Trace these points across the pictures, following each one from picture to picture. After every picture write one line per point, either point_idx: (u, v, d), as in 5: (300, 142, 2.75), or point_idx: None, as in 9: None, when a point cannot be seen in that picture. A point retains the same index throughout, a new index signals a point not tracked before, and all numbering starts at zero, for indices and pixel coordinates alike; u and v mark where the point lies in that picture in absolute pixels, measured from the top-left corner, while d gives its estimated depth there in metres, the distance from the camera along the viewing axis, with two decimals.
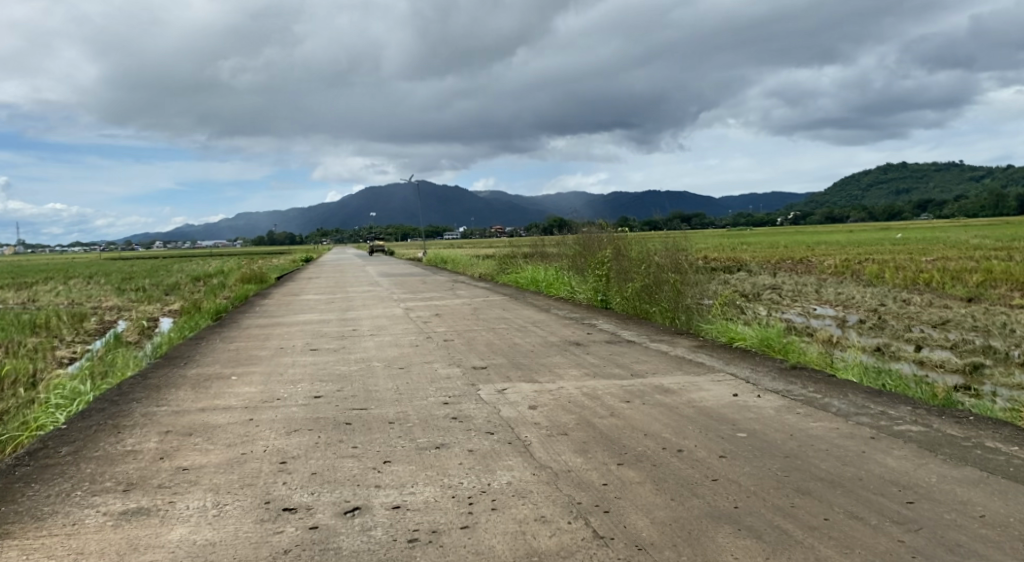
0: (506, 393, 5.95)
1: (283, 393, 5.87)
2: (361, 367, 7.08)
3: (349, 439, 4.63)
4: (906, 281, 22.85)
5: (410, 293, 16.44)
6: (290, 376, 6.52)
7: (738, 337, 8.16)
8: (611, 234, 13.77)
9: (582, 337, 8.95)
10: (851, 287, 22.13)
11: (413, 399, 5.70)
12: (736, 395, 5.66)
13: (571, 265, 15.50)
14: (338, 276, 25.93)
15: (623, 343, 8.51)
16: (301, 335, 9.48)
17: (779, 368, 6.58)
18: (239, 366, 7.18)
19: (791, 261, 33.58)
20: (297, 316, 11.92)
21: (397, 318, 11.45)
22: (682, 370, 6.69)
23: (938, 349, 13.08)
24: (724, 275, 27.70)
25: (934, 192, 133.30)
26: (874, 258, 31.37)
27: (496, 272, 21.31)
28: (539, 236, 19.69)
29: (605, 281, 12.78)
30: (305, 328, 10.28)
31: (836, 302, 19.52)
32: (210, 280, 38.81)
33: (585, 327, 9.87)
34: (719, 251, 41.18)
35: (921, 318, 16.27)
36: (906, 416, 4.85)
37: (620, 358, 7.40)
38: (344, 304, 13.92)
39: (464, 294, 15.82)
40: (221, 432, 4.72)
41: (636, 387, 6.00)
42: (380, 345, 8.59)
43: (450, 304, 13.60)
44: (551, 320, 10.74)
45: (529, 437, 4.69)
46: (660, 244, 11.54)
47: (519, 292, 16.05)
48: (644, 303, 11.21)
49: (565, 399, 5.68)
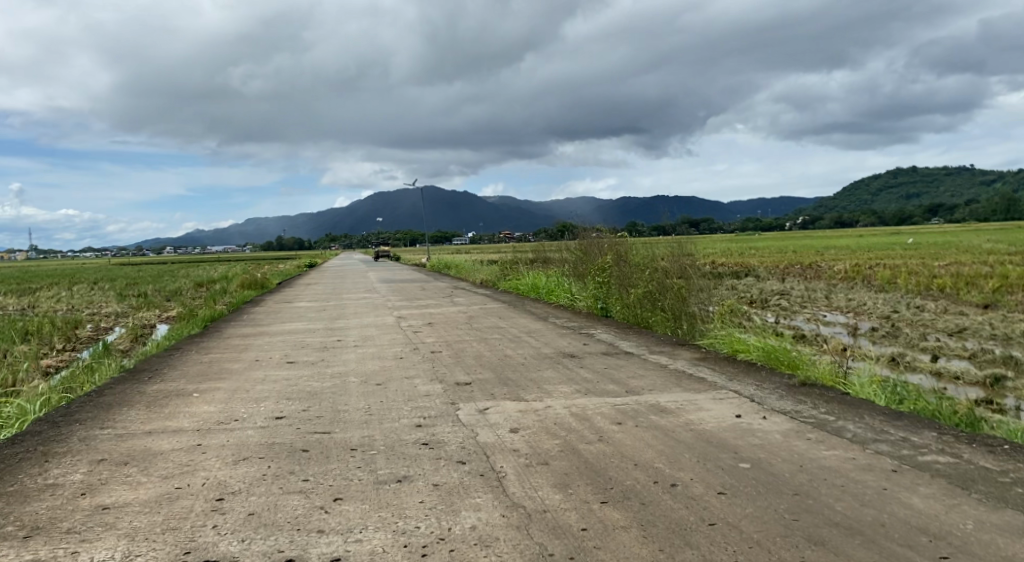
0: (487, 413, 5.42)
1: (243, 414, 5.37)
2: (335, 383, 6.58)
3: (301, 470, 4.12)
4: (919, 287, 22.16)
5: (406, 300, 15.95)
6: (255, 394, 6.01)
7: (743, 349, 7.61)
8: (614, 238, 13.24)
9: (577, 348, 8.43)
10: (863, 293, 21.49)
11: (382, 420, 5.19)
12: (739, 417, 5.11)
13: (572, 271, 14.97)
14: (338, 282, 25.51)
15: (620, 355, 7.96)
16: (282, 347, 8.99)
17: (787, 385, 6.03)
18: (206, 381, 6.68)
19: (801, 266, 32.90)
20: (284, 326, 11.44)
21: (387, 327, 10.96)
22: (681, 387, 6.15)
23: (956, 359, 12.47)
24: (732, 280, 27.08)
25: (945, 196, 132.04)
26: (886, 263, 30.68)
27: (497, 278, 20.81)
28: (541, 242, 19.18)
29: (606, 288, 12.23)
30: (288, 338, 9.79)
31: (847, 309, 18.92)
32: (213, 285, 38.51)
33: (582, 337, 9.34)
34: (726, 256, 40.53)
35: (937, 326, 15.65)
36: (931, 444, 4.29)
37: (615, 372, 6.87)
38: (335, 312, 13.44)
39: (461, 301, 15.31)
40: (160, 461, 4.22)
41: (630, 407, 5.46)
42: (362, 358, 8.08)
43: (445, 312, 13.09)
44: (547, 330, 10.21)
45: (505, 468, 4.16)
46: (663, 249, 10.99)
47: (519, 299, 15.53)
48: (645, 312, 10.66)
49: (551, 421, 5.14)
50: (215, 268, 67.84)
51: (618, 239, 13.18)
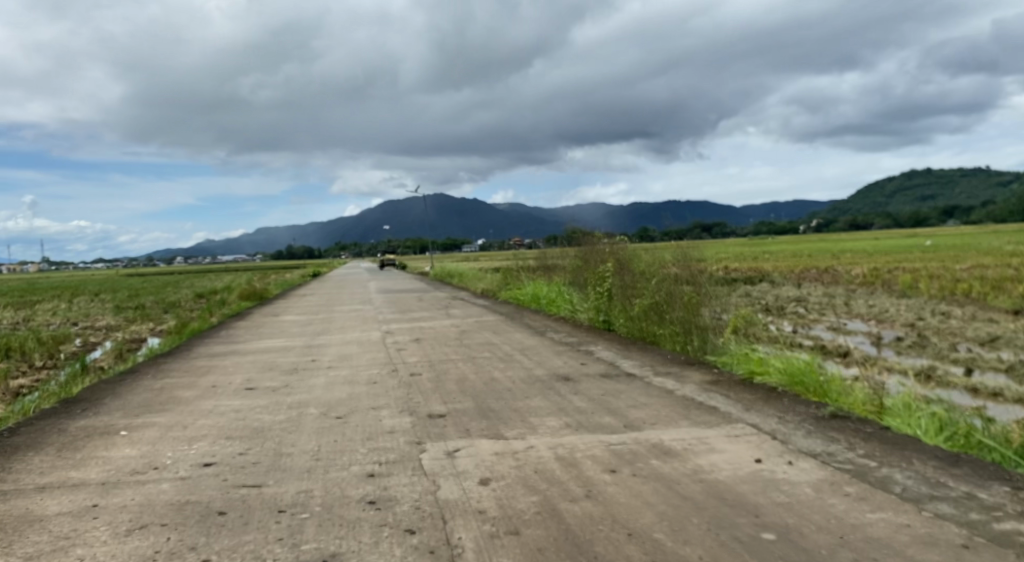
0: (457, 457, 4.54)
1: (166, 459, 4.52)
2: (289, 416, 5.72)
3: (207, 545, 3.26)
4: (942, 292, 21.14)
5: (399, 313, 15.10)
6: (191, 432, 5.16)
7: (761, 371, 6.67)
8: (618, 245, 12.37)
9: (573, 368, 7.57)
10: (883, 299, 20.43)
11: (329, 468, 4.32)
12: (759, 463, 4.21)
13: (574, 280, 14.10)
14: (335, 293, 24.71)
15: (620, 377, 7.07)
16: (248, 370, 8.15)
17: (815, 419, 5.12)
18: (144, 414, 5.84)
19: (815, 271, 31.84)
20: (261, 343, 10.61)
21: (370, 344, 10.11)
22: (688, 420, 5.26)
23: (991, 372, 11.47)
24: (745, 287, 26.13)
25: (959, 198, 130.26)
26: (904, 267, 29.63)
27: (499, 288, 19.93)
28: (543, 248, 18.31)
29: (608, 299, 11.36)
30: (259, 359, 8.95)
31: (867, 316, 17.95)
32: (214, 296, 37.78)
33: (580, 355, 8.47)
34: (738, 261, 39.41)
35: (966, 334, 14.62)
36: (1007, 506, 3.38)
37: (613, 401, 5.98)
38: (320, 327, 12.60)
39: (457, 314, 14.44)
40: (32, 532, 3.36)
41: (627, 449, 4.57)
42: (332, 382, 7.22)
43: (437, 326, 12.22)
44: (542, 347, 9.32)
45: (464, 539, 3.29)
46: (669, 255, 10.11)
47: (518, 311, 14.63)
48: (651, 325, 9.79)
49: (531, 468, 4.27)
50: (220, 279, 67.36)
51: (622, 245, 12.31)
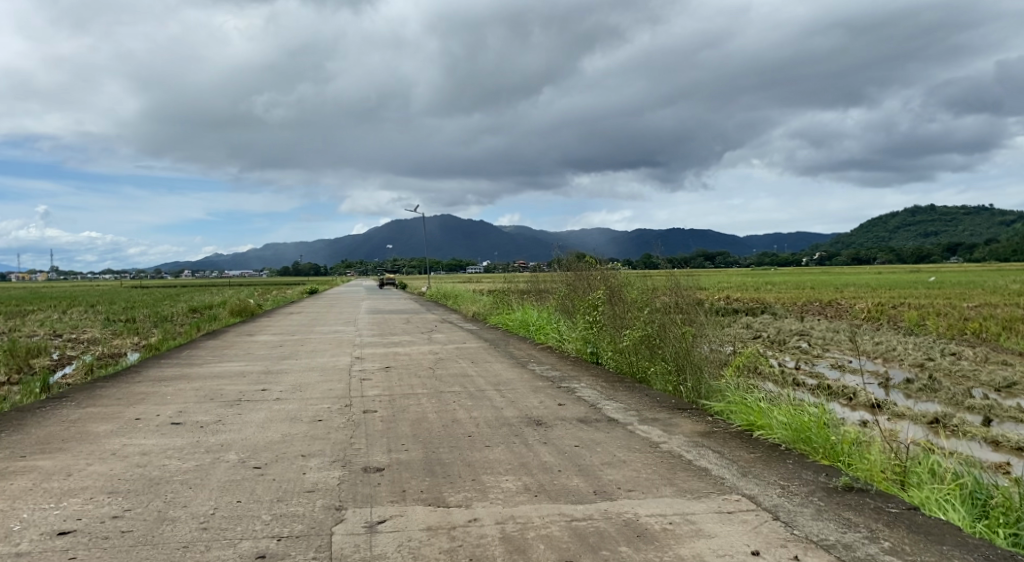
0: (378, 533, 3.61)
1: (15, 524, 3.60)
2: (200, 464, 4.80)
3: None
4: (951, 330, 20.23)
5: (379, 336, 14.16)
6: (68, 485, 4.22)
7: (761, 425, 5.73)
8: (611, 271, 11.52)
9: (548, 410, 6.64)
10: (891, 336, 19.44)
11: (213, 545, 3.40)
12: (757, 557, 3.29)
13: (565, 307, 13.18)
14: (323, 312, 23.77)
15: (599, 423, 6.16)
16: (185, 399, 7.23)
17: (825, 492, 4.20)
18: (30, 455, 4.94)
19: (819, 304, 30.94)
20: (216, 368, 9.66)
21: (334, 372, 9.20)
22: (673, 487, 4.32)
23: (1011, 422, 10.52)
24: (748, 318, 25.21)
25: (966, 234, 129.33)
26: (910, 303, 28.68)
27: (489, 312, 19.01)
28: (536, 272, 17.44)
29: (596, 329, 10.46)
30: (203, 387, 8.03)
31: (875, 353, 17.02)
32: (206, 312, 36.85)
33: (559, 393, 7.53)
34: (741, 291, 38.54)
35: (981, 378, 13.64)
36: None
37: (586, 456, 5.06)
38: (288, 350, 11.69)
39: (439, 339, 13.51)
40: None
41: (593, 528, 3.65)
42: (270, 419, 6.28)
43: (412, 353, 11.29)
44: (520, 381, 8.38)
45: None
46: (664, 283, 9.23)
47: (504, 338, 13.72)
48: (641, 360, 8.86)
49: (467, 554, 3.34)
50: (219, 293, 66.74)
51: (614, 272, 11.46)
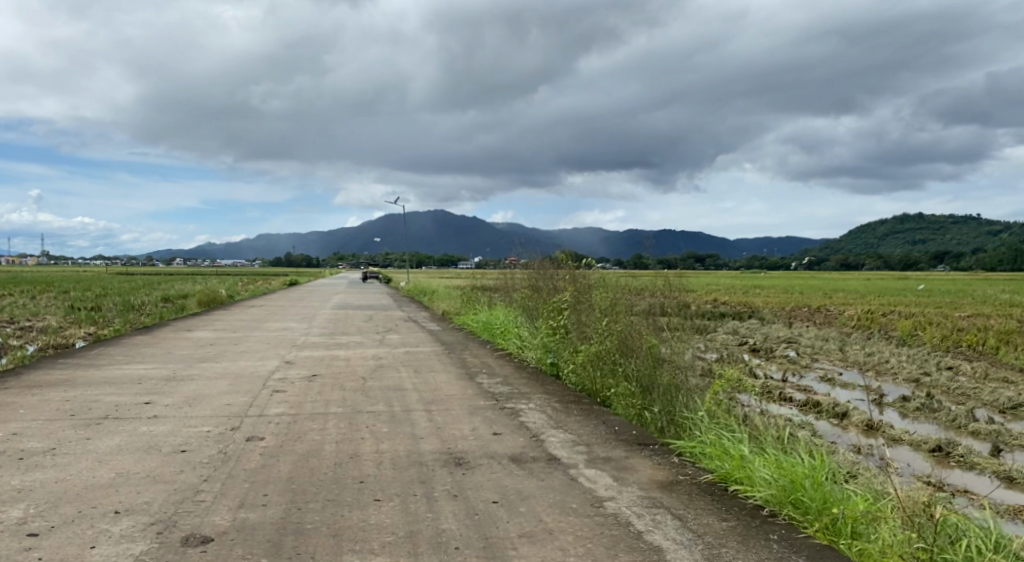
0: None
1: None
2: None
3: None
4: (946, 341, 19.11)
5: (328, 336, 12.81)
6: None
7: (737, 477, 4.45)
8: (584, 271, 10.26)
9: (476, 443, 5.32)
10: (884, 346, 18.25)
11: None
12: None
13: (530, 311, 11.93)
14: (287, 305, 22.35)
15: (534, 464, 4.84)
16: (36, 415, 5.86)
17: None
18: None
19: (809, 309, 29.86)
20: (112, 371, 8.24)
21: (247, 382, 7.82)
22: None
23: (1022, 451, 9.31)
24: (734, 323, 24.06)
25: (956, 243, 129.16)
26: (902, 311, 27.62)
27: (456, 311, 17.71)
28: (505, 269, 16.15)
29: (559, 336, 9.18)
30: (75, 396, 6.66)
31: (866, 364, 15.87)
32: (172, 302, 35.24)
33: (498, 418, 6.20)
34: (729, 294, 37.45)
35: (982, 397, 12.46)
36: None
37: (502, 522, 3.74)
38: (215, 350, 10.32)
39: (391, 341, 12.17)
40: None
41: None
42: (117, 448, 4.92)
43: (353, 358, 9.95)
44: (459, 399, 7.04)
45: None
46: (638, 288, 7.92)
47: (463, 341, 12.44)
48: (603, 377, 7.57)
49: None
50: (197, 282, 65.04)
51: (586, 272, 10.19)
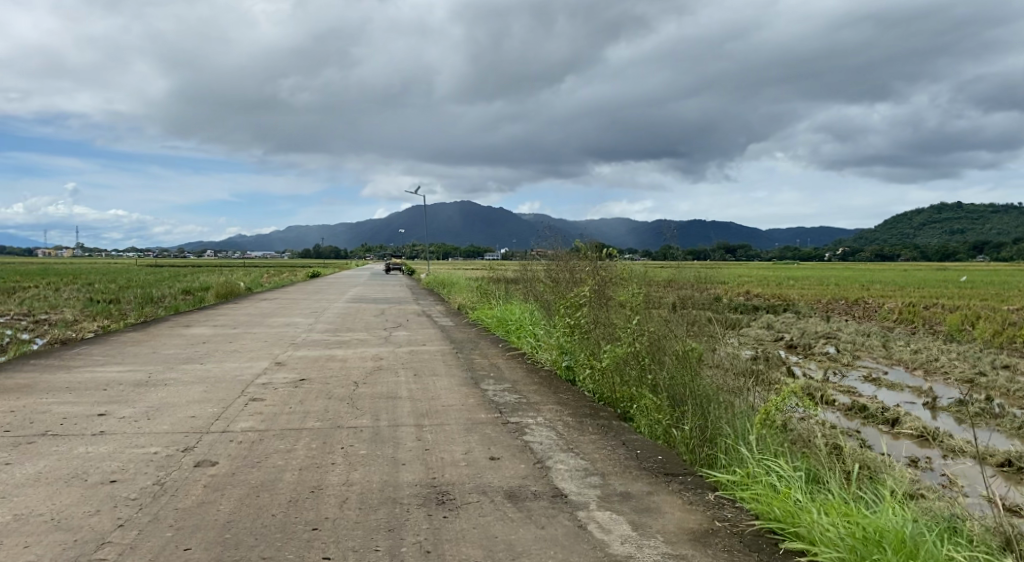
0: None
1: None
2: None
3: None
4: (1001, 337, 17.66)
5: (333, 333, 12.00)
6: None
7: (793, 528, 3.52)
8: (603, 262, 9.28)
9: (466, 472, 4.41)
10: (930, 343, 16.94)
11: None
12: None
13: (547, 307, 10.97)
14: (301, 298, 21.67)
15: (535, 503, 3.91)
16: None
17: None
18: None
19: (846, 302, 28.38)
20: (81, 374, 7.47)
21: (225, 388, 6.99)
22: None
23: None
24: (767, 317, 22.82)
25: (996, 234, 124.77)
26: (947, 304, 26.02)
27: (472, 306, 16.78)
28: (522, 260, 15.17)
29: (576, 337, 8.24)
30: (24, 406, 5.88)
31: (912, 363, 14.64)
32: (192, 294, 34.78)
33: (498, 437, 5.28)
34: (762, 286, 36.01)
35: None
36: None
37: None
38: (205, 350, 9.56)
39: (397, 339, 11.30)
40: None
41: None
42: (32, 478, 4.08)
43: (351, 359, 9.11)
44: (457, 411, 6.14)
45: None
46: (668, 281, 6.91)
47: (475, 339, 11.54)
48: (626, 386, 6.62)
49: None
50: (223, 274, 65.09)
51: (605, 262, 9.20)
